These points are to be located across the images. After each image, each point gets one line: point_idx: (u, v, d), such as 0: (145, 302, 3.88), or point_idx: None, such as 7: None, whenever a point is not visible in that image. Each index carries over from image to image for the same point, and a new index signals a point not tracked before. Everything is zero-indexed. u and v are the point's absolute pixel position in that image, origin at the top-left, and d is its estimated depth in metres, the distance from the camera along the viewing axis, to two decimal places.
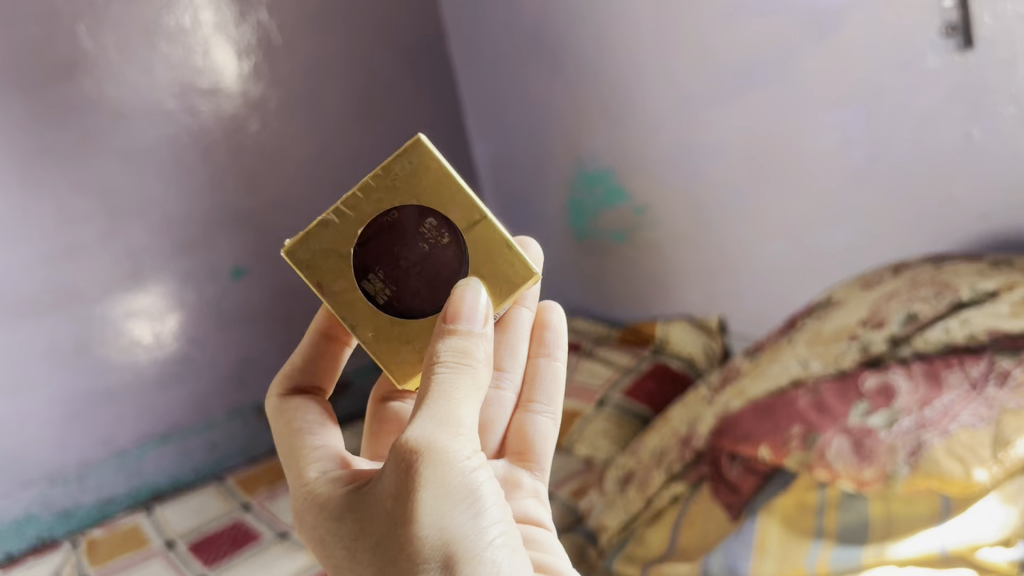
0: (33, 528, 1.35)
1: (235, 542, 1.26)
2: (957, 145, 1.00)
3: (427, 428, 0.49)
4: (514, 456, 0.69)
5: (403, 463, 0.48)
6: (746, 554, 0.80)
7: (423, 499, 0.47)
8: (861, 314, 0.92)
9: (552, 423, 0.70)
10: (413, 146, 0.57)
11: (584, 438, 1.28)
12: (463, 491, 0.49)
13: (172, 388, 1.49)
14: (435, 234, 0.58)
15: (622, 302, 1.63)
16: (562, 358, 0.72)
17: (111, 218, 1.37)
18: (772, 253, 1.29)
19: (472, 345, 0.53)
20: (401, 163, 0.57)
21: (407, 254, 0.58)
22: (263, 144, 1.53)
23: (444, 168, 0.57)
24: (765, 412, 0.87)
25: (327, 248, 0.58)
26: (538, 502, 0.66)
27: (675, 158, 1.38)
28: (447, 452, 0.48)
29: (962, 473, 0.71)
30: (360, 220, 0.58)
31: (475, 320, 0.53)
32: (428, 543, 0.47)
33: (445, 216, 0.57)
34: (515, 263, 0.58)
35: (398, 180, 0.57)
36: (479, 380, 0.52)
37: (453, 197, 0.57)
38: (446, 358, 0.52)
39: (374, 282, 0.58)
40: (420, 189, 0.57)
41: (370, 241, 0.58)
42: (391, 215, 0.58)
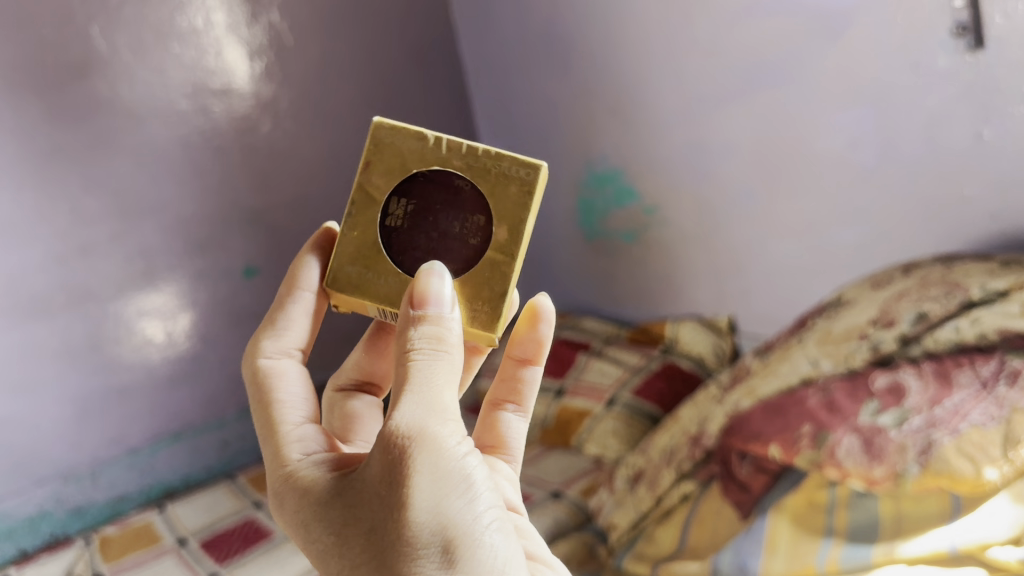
0: (46, 526, 1.36)
1: (247, 539, 1.26)
2: (966, 145, 1.00)
3: (416, 413, 0.47)
4: (486, 450, 0.66)
5: (393, 448, 0.46)
6: (756, 552, 0.81)
7: (418, 482, 0.45)
8: (872, 313, 0.92)
9: (523, 421, 0.67)
10: (531, 165, 0.56)
11: (594, 437, 1.31)
12: (458, 478, 0.47)
13: (184, 387, 1.50)
14: (470, 230, 0.56)
15: (631, 301, 1.63)
16: (543, 365, 0.68)
17: (124, 218, 1.38)
18: (781, 253, 1.29)
19: (445, 329, 0.50)
20: (511, 163, 0.56)
21: (442, 222, 0.57)
22: (274, 144, 1.54)
23: (528, 201, 0.56)
24: (774, 412, 0.87)
25: (397, 153, 0.57)
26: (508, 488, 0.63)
27: (685, 157, 1.38)
28: (438, 436, 0.46)
29: (972, 472, 0.71)
30: (445, 163, 0.57)
31: (443, 305, 0.51)
32: (426, 529, 0.45)
33: (491, 226, 0.56)
34: (497, 306, 0.56)
35: (493, 170, 0.56)
36: (455, 364, 0.50)
37: (510, 222, 0.56)
38: (419, 345, 0.49)
39: (399, 207, 0.57)
40: (496, 192, 0.56)
41: (434, 180, 0.57)
42: (463, 184, 0.56)
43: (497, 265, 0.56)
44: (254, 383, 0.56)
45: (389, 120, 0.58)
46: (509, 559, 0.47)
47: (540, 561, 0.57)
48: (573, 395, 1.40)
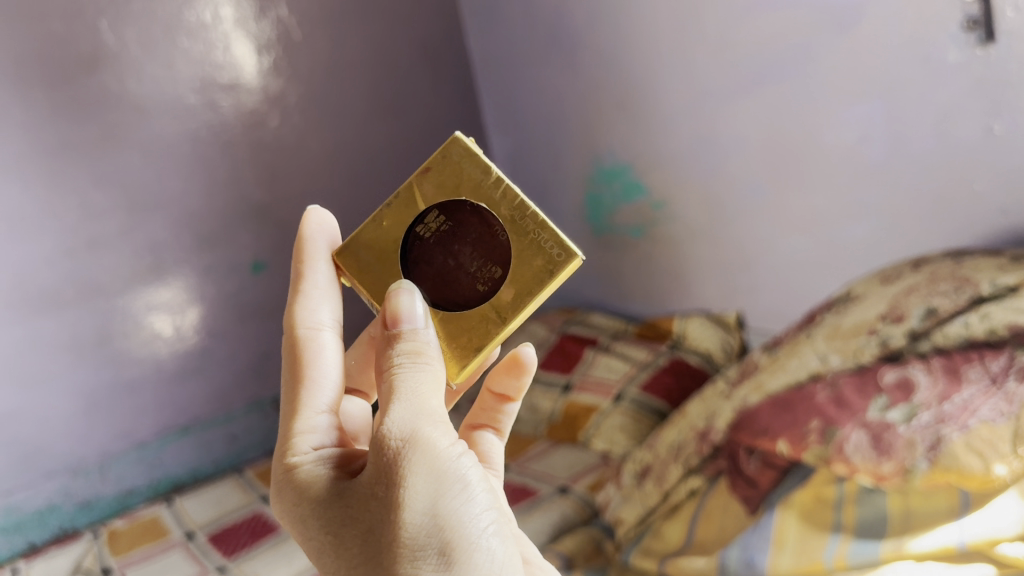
0: (55, 519, 1.37)
1: (254, 533, 1.27)
2: (977, 140, 0.99)
3: (407, 417, 0.47)
4: None
5: (386, 451, 0.46)
6: (763, 548, 0.81)
7: (413, 482, 0.45)
8: (881, 309, 0.91)
9: (499, 442, 0.68)
10: (567, 248, 0.53)
11: (601, 433, 1.30)
12: (453, 478, 0.47)
13: (192, 380, 1.51)
14: (483, 277, 0.55)
15: (639, 296, 1.63)
16: (522, 399, 0.67)
17: (132, 212, 1.39)
18: (790, 250, 1.29)
19: (423, 342, 0.51)
20: (550, 237, 0.54)
21: (464, 255, 0.56)
22: (282, 139, 1.54)
23: (546, 279, 0.54)
24: (782, 406, 0.87)
25: (457, 174, 0.57)
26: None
27: (693, 152, 1.38)
28: (431, 438, 0.47)
29: (981, 467, 0.70)
30: (493, 205, 0.55)
31: (417, 320, 0.52)
32: (422, 530, 0.45)
33: (502, 284, 0.55)
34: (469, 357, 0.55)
35: (531, 235, 0.54)
36: (438, 373, 0.51)
37: (520, 289, 0.54)
38: (400, 359, 0.50)
39: (434, 221, 0.57)
40: (522, 257, 0.54)
41: (477, 213, 0.56)
42: (500, 233, 0.55)
43: (489, 320, 0.55)
44: (290, 356, 0.54)
45: (469, 140, 0.57)
46: (505, 563, 0.47)
47: (534, 565, 0.57)
48: (580, 390, 1.40)
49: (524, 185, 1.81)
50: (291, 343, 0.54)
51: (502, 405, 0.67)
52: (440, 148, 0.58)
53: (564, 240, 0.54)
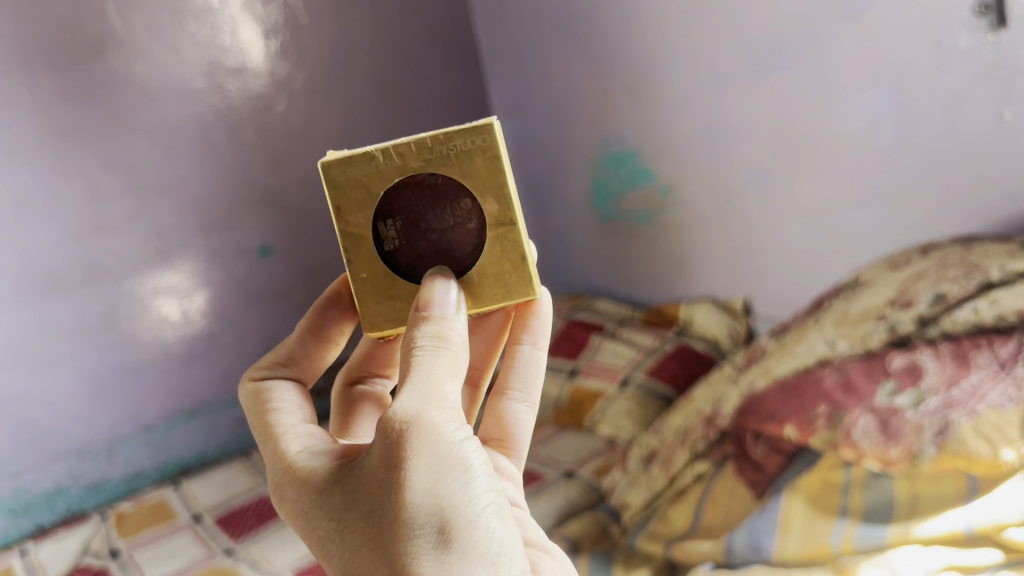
0: (63, 501, 1.38)
1: (262, 516, 1.28)
2: (986, 127, 0.99)
3: (414, 400, 0.47)
4: (492, 443, 0.67)
5: (391, 433, 0.46)
6: (769, 531, 0.81)
7: (414, 465, 0.45)
8: (890, 294, 0.90)
9: (530, 411, 0.68)
10: (482, 130, 0.56)
11: (607, 418, 1.31)
12: (455, 461, 0.47)
13: (200, 364, 1.51)
14: (464, 215, 0.57)
15: (646, 282, 1.63)
16: (544, 344, 0.68)
17: (139, 196, 1.39)
18: (798, 236, 1.29)
19: (447, 329, 0.52)
20: (463, 138, 0.56)
21: (433, 222, 0.58)
22: (290, 123, 1.53)
23: (499, 162, 0.56)
24: (789, 391, 0.87)
25: (358, 185, 0.57)
26: (514, 485, 0.63)
27: (700, 138, 1.37)
28: (436, 422, 0.46)
29: (990, 453, 0.70)
30: (406, 168, 0.57)
31: (447, 307, 0.53)
32: (422, 510, 0.45)
33: (480, 204, 0.57)
34: (522, 275, 0.59)
35: (450, 151, 0.56)
36: (458, 360, 0.51)
37: (495, 194, 0.57)
38: (423, 341, 0.51)
39: (390, 228, 0.58)
40: (468, 170, 0.56)
41: (406, 189, 0.57)
42: (432, 179, 0.57)
43: (503, 239, 0.58)
44: (251, 399, 0.59)
45: (327, 158, 0.57)
46: (505, 542, 0.47)
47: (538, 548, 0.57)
48: (586, 375, 1.41)
49: (532, 169, 1.81)
50: (249, 389, 0.60)
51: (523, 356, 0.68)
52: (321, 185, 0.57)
53: (470, 126, 0.56)
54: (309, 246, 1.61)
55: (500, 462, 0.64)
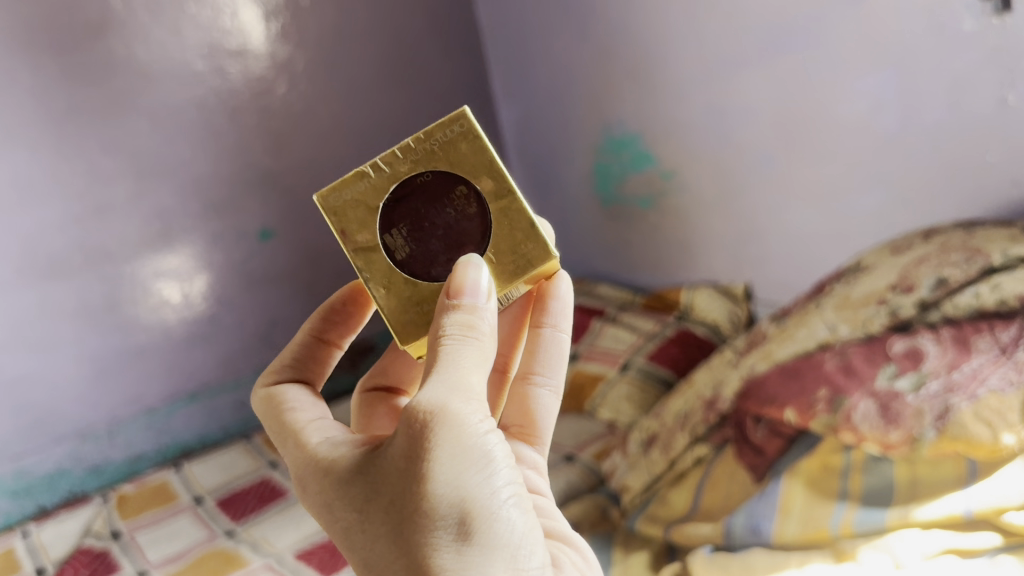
0: (64, 483, 1.39)
1: (262, 498, 1.29)
2: (990, 111, 0.98)
3: (440, 391, 0.47)
4: (515, 430, 0.67)
5: (415, 423, 0.46)
6: (769, 514, 0.81)
7: (438, 457, 0.45)
8: (891, 279, 0.90)
9: (553, 397, 0.68)
10: (458, 117, 0.56)
11: (607, 402, 1.31)
12: (478, 454, 0.47)
13: (200, 347, 1.51)
14: (464, 202, 0.56)
15: (648, 267, 1.63)
16: (566, 325, 0.68)
17: (140, 178, 1.39)
18: (800, 221, 1.28)
19: (477, 317, 0.50)
20: (441, 129, 0.56)
21: (438, 220, 0.56)
22: (290, 106, 1.53)
23: (481, 141, 0.56)
24: (790, 375, 0.87)
25: (356, 203, 0.55)
26: (536, 475, 0.65)
27: (703, 122, 1.37)
28: (461, 413, 0.46)
29: (990, 437, 0.70)
30: (397, 176, 0.55)
31: (479, 295, 0.51)
32: (444, 502, 0.45)
33: (476, 187, 0.56)
34: (533, 242, 0.56)
35: (434, 146, 0.56)
36: (485, 351, 0.50)
37: (490, 173, 0.56)
38: (450, 329, 0.50)
39: (397, 236, 0.56)
40: (456, 158, 0.56)
41: (403, 196, 0.55)
42: (423, 178, 0.55)
43: (509, 212, 0.56)
44: (264, 404, 0.60)
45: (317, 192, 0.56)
46: (524, 534, 0.48)
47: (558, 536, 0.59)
48: (587, 360, 1.41)
49: (534, 152, 1.81)
50: (261, 395, 0.61)
51: (544, 340, 0.67)
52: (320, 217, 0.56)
53: (444, 118, 0.56)
54: (310, 229, 1.60)
55: (523, 452, 0.65)
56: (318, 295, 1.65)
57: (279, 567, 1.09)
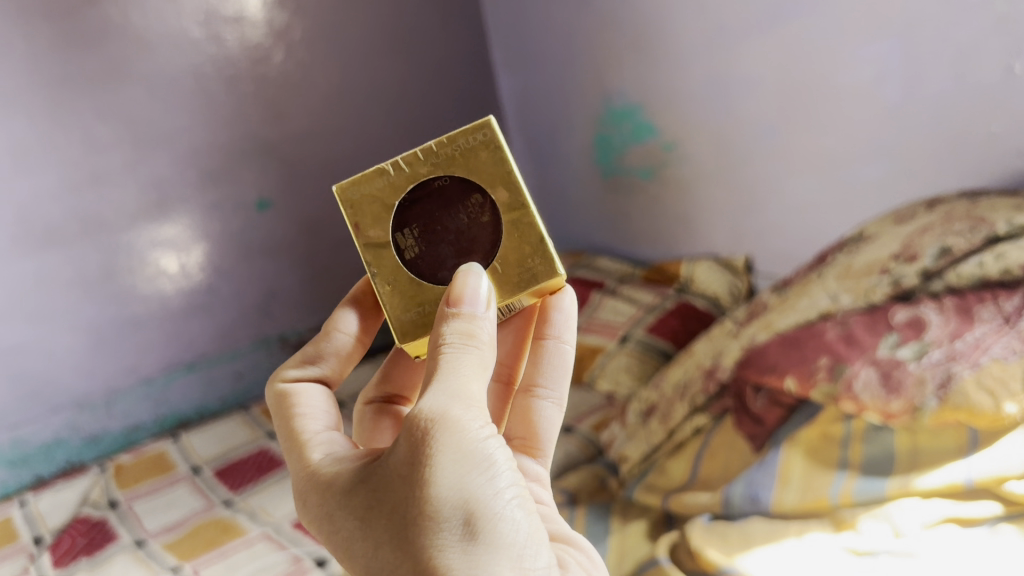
0: (62, 453, 1.39)
1: (261, 468, 1.28)
2: (997, 79, 0.96)
3: (440, 399, 0.47)
4: (518, 443, 0.65)
5: (416, 431, 0.45)
6: (769, 484, 0.80)
7: (439, 462, 0.45)
8: (894, 248, 0.89)
9: (557, 409, 0.66)
10: (483, 126, 0.56)
11: (606, 373, 1.30)
12: (480, 457, 0.46)
13: (198, 318, 1.51)
14: (478, 209, 0.56)
15: (648, 240, 1.62)
16: (570, 337, 0.67)
17: (136, 146, 1.37)
18: (802, 192, 1.27)
19: (476, 326, 0.50)
20: (464, 136, 0.56)
21: (451, 224, 0.56)
22: (287, 75, 1.51)
23: (502, 154, 0.56)
24: (791, 343, 0.86)
25: (374, 200, 0.56)
26: (541, 488, 0.63)
27: (705, 92, 1.35)
28: (461, 419, 0.46)
29: (992, 406, 0.69)
30: (415, 176, 0.56)
31: (477, 304, 0.51)
32: (448, 503, 0.44)
33: (491, 196, 0.56)
34: (541, 256, 0.56)
35: (456, 152, 0.56)
36: (484, 359, 0.50)
37: (507, 185, 0.56)
38: (450, 339, 0.50)
39: (408, 236, 0.56)
40: (475, 166, 0.56)
41: (419, 197, 0.56)
42: (441, 182, 0.56)
43: (520, 224, 0.56)
44: (277, 401, 0.58)
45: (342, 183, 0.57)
46: (530, 534, 0.47)
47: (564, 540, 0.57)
48: (586, 332, 1.41)
49: (534, 121, 1.79)
50: (274, 392, 0.59)
51: (546, 352, 0.67)
52: (338, 207, 0.57)
53: (470, 126, 0.56)
54: (307, 199, 1.59)
55: (526, 463, 0.63)
56: (316, 265, 1.64)
57: (276, 536, 1.08)
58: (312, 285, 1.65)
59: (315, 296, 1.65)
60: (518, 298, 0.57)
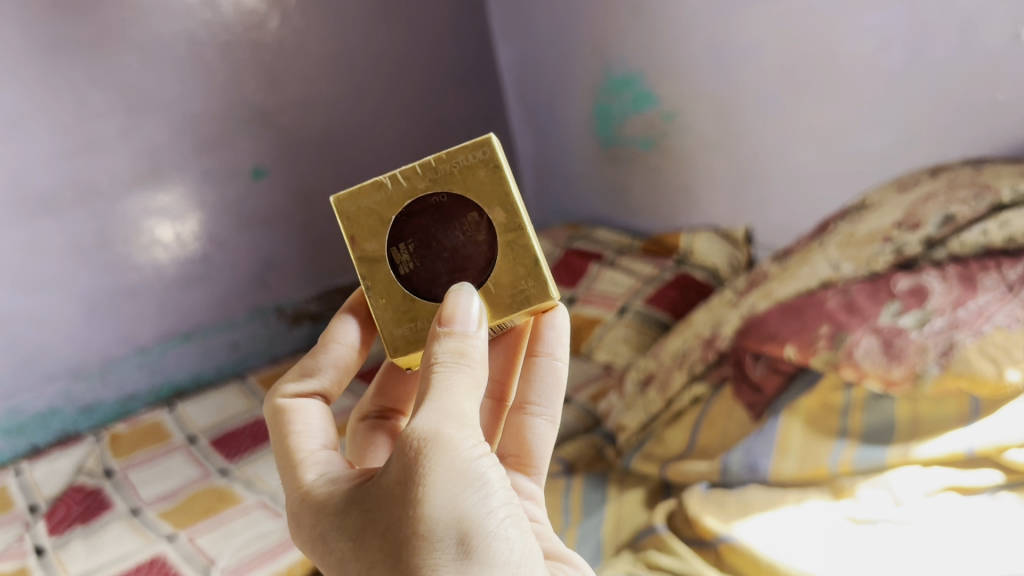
0: (57, 422, 1.39)
1: (257, 437, 1.28)
2: (1003, 45, 0.94)
3: (432, 418, 0.45)
4: (512, 461, 0.62)
5: (409, 451, 0.44)
6: (767, 452, 0.80)
7: (432, 481, 0.43)
8: (897, 216, 0.87)
9: (551, 426, 0.62)
10: (483, 144, 0.53)
11: (604, 344, 1.29)
12: (473, 476, 0.44)
13: (193, 287, 1.50)
14: (473, 228, 0.54)
15: (647, 210, 1.61)
16: (563, 353, 0.63)
17: (130, 114, 1.35)
18: (804, 161, 1.26)
19: (468, 345, 0.49)
20: (465, 153, 0.54)
21: (447, 242, 0.55)
22: (283, 42, 1.49)
23: (500, 174, 0.53)
24: (792, 312, 0.85)
25: (371, 214, 0.55)
26: (536, 506, 0.60)
27: (707, 61, 1.34)
28: (453, 438, 0.44)
29: (994, 373, 0.68)
30: (413, 192, 0.54)
31: (469, 323, 0.50)
32: (441, 522, 0.43)
33: (488, 217, 0.54)
34: (536, 280, 0.54)
35: (455, 169, 0.54)
36: (477, 378, 0.48)
37: (505, 206, 0.53)
38: (442, 358, 0.48)
39: (403, 252, 0.55)
40: (473, 184, 0.54)
41: (416, 212, 0.54)
42: (438, 199, 0.54)
43: (514, 246, 0.54)
44: (274, 418, 0.56)
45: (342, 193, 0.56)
46: (525, 554, 0.45)
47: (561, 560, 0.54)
48: (584, 303, 1.40)
49: (533, 90, 1.77)
50: (272, 408, 0.57)
51: (538, 369, 0.63)
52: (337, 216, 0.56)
53: (471, 142, 0.54)
54: (303, 168, 1.58)
55: (521, 483, 0.60)
56: (312, 234, 1.62)
57: (272, 504, 1.08)
58: (308, 255, 1.63)
59: (312, 265, 1.64)
60: (512, 317, 0.56)
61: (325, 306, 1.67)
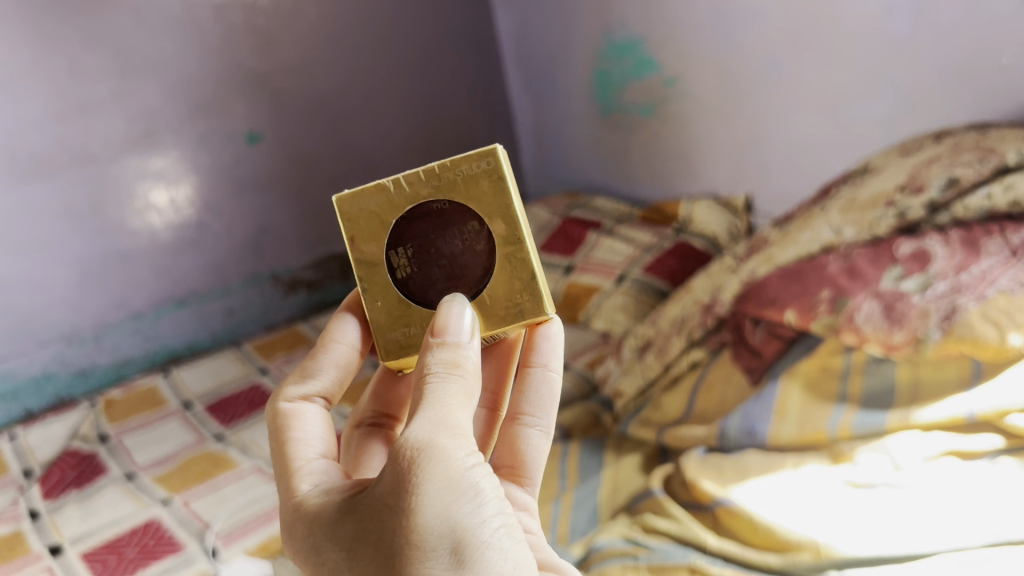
0: (51, 387, 1.38)
1: (252, 404, 1.27)
2: (1010, 7, 0.93)
3: (425, 428, 0.44)
4: (504, 472, 0.60)
5: (401, 460, 0.43)
6: (765, 417, 0.80)
7: (426, 490, 0.42)
8: (900, 179, 0.86)
9: (545, 438, 0.60)
10: (488, 155, 0.52)
11: (601, 313, 1.28)
12: (467, 485, 0.43)
13: (188, 253, 1.48)
14: (473, 237, 0.53)
15: (646, 178, 1.60)
16: (558, 364, 0.61)
17: (123, 76, 1.34)
18: (806, 126, 1.24)
19: (461, 356, 0.47)
20: (468, 163, 0.52)
21: (445, 250, 0.53)
22: (278, 5, 1.47)
23: (504, 187, 0.52)
24: (792, 276, 0.84)
25: (371, 216, 0.54)
26: (529, 518, 0.58)
27: (710, 24, 1.32)
28: (447, 448, 0.43)
29: (997, 337, 0.67)
30: (414, 197, 0.53)
31: (462, 333, 0.48)
32: (434, 531, 0.42)
33: (489, 228, 0.53)
34: (532, 295, 0.53)
35: (458, 177, 0.53)
36: (470, 389, 0.47)
37: (505, 218, 0.52)
38: (435, 368, 0.47)
39: (401, 256, 0.54)
40: (475, 194, 0.52)
41: (416, 216, 0.53)
42: (440, 206, 0.53)
43: (513, 259, 0.53)
44: (274, 423, 0.54)
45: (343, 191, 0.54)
46: (519, 565, 0.44)
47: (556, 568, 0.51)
48: (582, 271, 1.39)
49: (532, 55, 1.75)
50: (272, 413, 0.54)
51: (531, 380, 0.61)
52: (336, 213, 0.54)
53: (476, 151, 0.53)
54: (298, 132, 1.56)
55: (513, 494, 0.58)
56: (308, 199, 1.61)
57: (267, 468, 1.08)
58: (304, 223, 1.62)
59: (308, 231, 1.63)
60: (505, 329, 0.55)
61: (321, 273, 1.66)
